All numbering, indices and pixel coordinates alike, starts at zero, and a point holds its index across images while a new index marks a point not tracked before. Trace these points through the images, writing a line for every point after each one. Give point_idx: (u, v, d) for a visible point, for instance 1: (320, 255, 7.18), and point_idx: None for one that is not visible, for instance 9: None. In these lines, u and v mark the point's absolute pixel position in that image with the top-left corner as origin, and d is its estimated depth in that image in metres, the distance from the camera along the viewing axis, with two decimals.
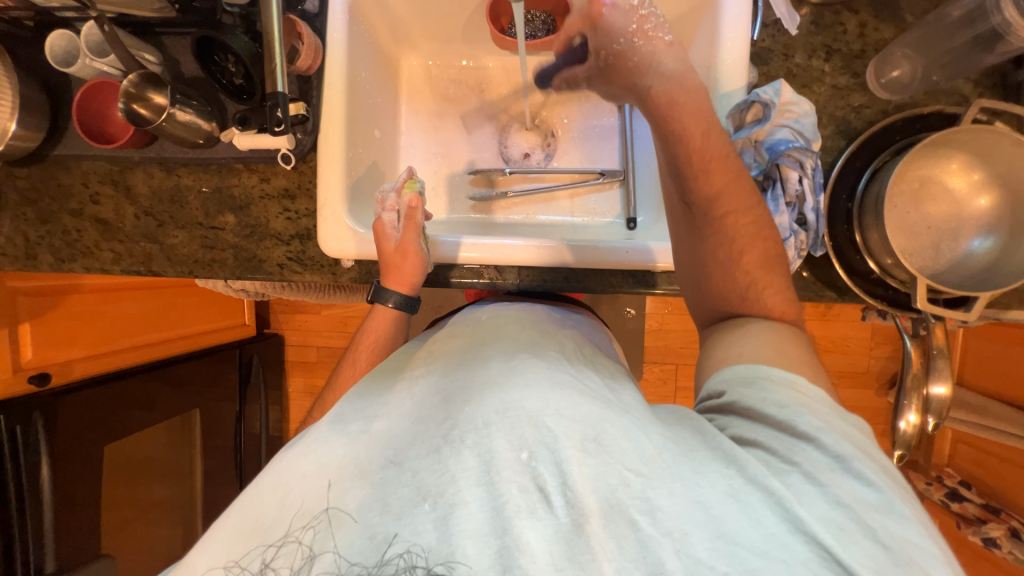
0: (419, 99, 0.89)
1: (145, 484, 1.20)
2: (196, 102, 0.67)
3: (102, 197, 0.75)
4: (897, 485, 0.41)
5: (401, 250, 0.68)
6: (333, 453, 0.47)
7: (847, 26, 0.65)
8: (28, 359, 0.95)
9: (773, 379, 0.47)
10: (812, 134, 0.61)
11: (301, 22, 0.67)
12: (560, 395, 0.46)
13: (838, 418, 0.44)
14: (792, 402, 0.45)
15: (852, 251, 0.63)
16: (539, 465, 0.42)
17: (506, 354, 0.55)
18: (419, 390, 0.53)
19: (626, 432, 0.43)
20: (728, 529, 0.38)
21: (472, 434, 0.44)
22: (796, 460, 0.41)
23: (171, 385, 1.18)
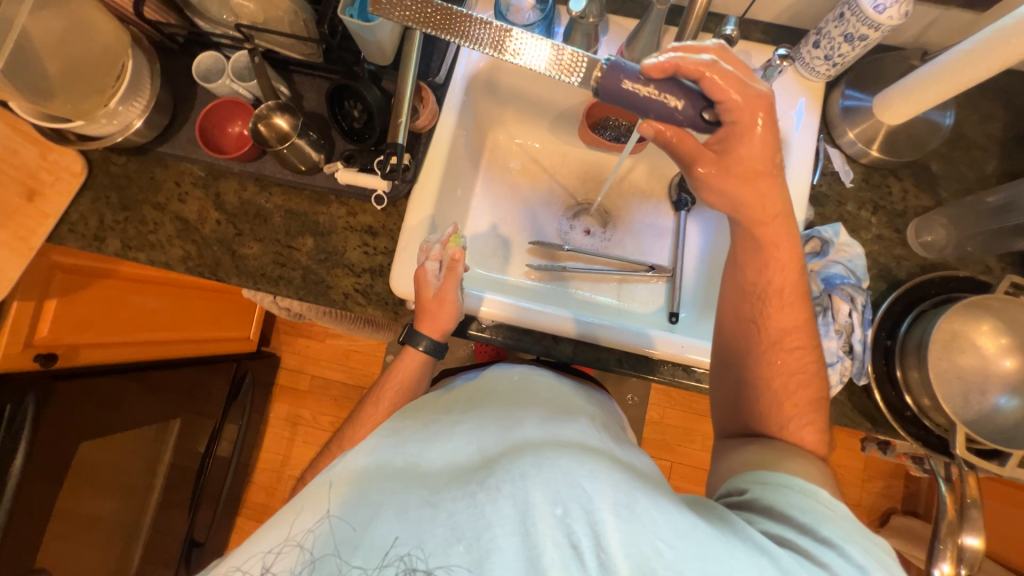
0: (497, 168, 0.97)
1: (105, 498, 1.07)
2: (313, 134, 0.73)
3: (190, 197, 0.78)
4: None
5: (439, 298, 0.68)
6: (370, 479, 0.48)
7: (892, 189, 0.75)
8: (41, 336, 0.91)
9: (793, 486, 0.46)
10: (862, 274, 0.69)
11: (427, 89, 0.75)
12: (595, 462, 0.47)
13: (863, 536, 0.42)
14: (814, 509, 0.43)
15: (888, 386, 0.68)
16: (573, 521, 0.41)
17: (538, 415, 0.57)
18: (455, 435, 0.54)
19: (659, 505, 0.43)
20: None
21: (508, 484, 0.45)
22: (825, 565, 0.39)
23: (146, 388, 1.11)
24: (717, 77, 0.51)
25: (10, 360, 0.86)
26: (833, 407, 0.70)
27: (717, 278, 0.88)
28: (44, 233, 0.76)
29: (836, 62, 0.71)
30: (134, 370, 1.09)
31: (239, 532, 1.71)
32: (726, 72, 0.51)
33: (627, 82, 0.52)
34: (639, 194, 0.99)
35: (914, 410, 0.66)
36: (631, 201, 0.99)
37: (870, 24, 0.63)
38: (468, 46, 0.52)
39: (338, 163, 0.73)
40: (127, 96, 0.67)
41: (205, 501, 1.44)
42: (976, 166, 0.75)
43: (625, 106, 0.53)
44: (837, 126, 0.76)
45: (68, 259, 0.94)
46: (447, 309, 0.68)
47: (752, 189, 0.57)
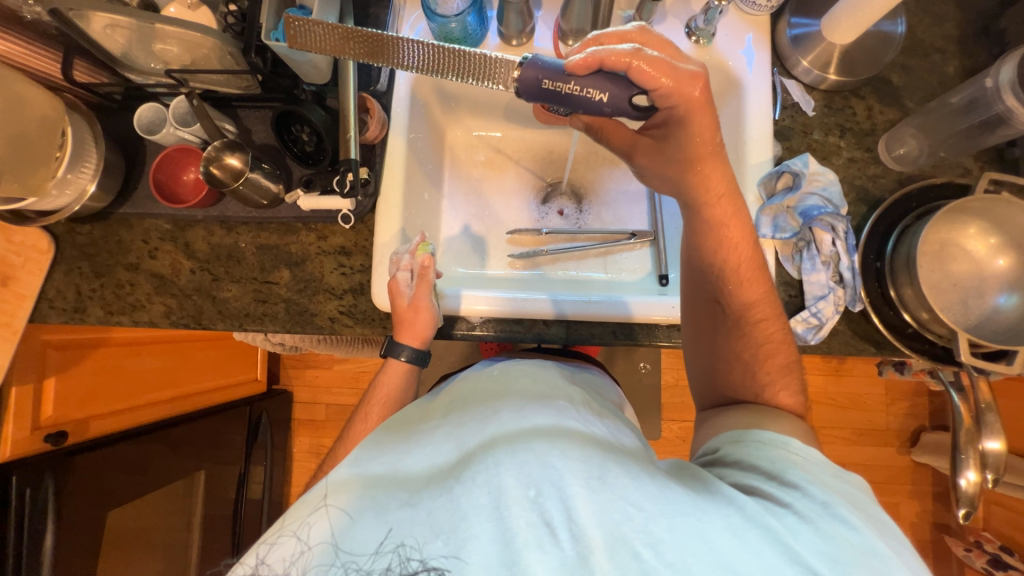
0: (460, 165, 0.97)
1: (143, 561, 1.08)
2: (267, 166, 0.72)
3: (160, 252, 0.78)
4: (894, 545, 0.40)
5: (413, 305, 0.68)
6: (349, 488, 0.47)
7: (856, 109, 0.74)
8: (46, 417, 0.92)
9: (767, 440, 0.49)
10: (839, 201, 0.68)
11: (371, 98, 0.74)
12: (568, 438, 0.46)
13: (831, 477, 0.44)
14: (783, 461, 0.46)
15: (885, 307, 0.67)
16: (546, 501, 0.41)
17: (517, 401, 0.53)
18: (432, 436, 0.53)
19: (630, 475, 0.43)
20: (731, 565, 0.37)
21: (482, 474, 0.43)
22: (789, 502, 0.42)
23: (167, 447, 1.12)
24: (643, 64, 0.50)
25: (22, 446, 0.86)
26: (834, 338, 0.69)
27: None
28: (24, 315, 0.76)
29: None
30: (157, 429, 1.11)
31: None
32: (653, 59, 0.50)
33: (548, 80, 0.51)
34: (608, 163, 0.98)
35: (915, 326, 0.65)
36: (600, 173, 0.98)
37: None
38: (404, 66, 0.54)
39: (299, 191, 0.73)
40: (73, 159, 0.67)
41: (246, 545, 1.46)
42: (937, 69, 0.74)
43: (550, 102, 0.53)
44: (790, 56, 0.74)
45: (58, 336, 0.94)
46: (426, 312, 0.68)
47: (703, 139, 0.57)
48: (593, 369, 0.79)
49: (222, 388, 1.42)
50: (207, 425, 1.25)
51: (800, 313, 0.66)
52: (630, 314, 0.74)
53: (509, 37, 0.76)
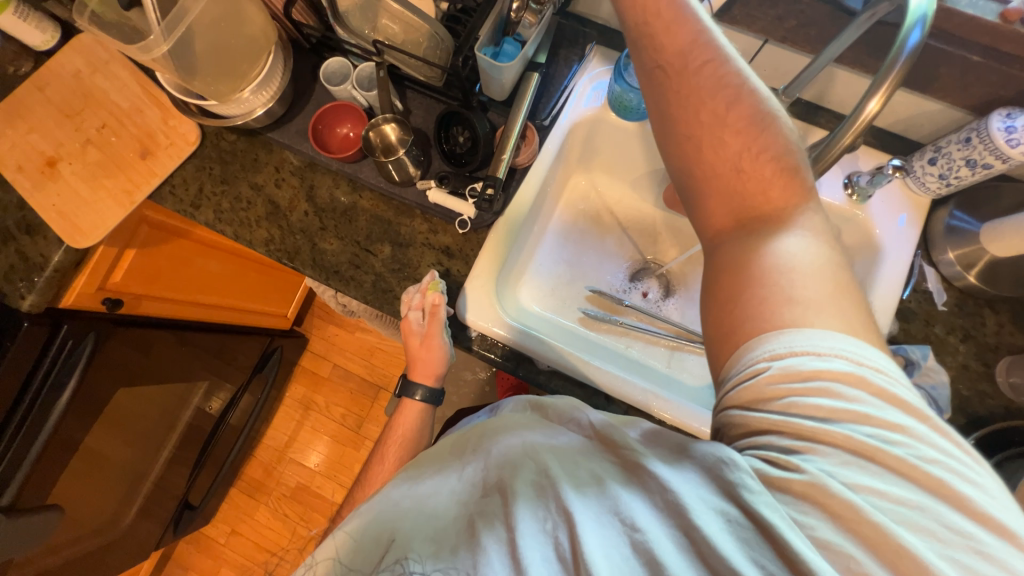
0: (571, 209, 0.98)
1: (124, 444, 1.08)
2: (416, 150, 0.75)
3: (286, 184, 0.81)
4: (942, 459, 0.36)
5: (425, 344, 0.72)
6: (379, 512, 0.50)
7: (986, 320, 0.72)
8: (113, 281, 0.95)
9: (814, 343, 0.39)
10: (944, 405, 0.64)
11: (531, 129, 0.78)
12: (588, 468, 0.44)
13: (849, 397, 0.38)
14: (796, 391, 0.38)
15: None
16: (559, 535, 0.40)
17: (539, 423, 0.51)
18: (456, 461, 0.53)
19: (639, 503, 0.40)
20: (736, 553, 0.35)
21: (500, 503, 0.45)
22: (801, 468, 0.36)
23: (180, 339, 1.12)
24: None
25: (82, 298, 0.89)
26: None
27: None
28: (147, 191, 0.82)
29: (950, 182, 0.69)
30: (184, 330, 1.14)
31: (228, 503, 1.70)
32: None
33: None
34: None
35: None
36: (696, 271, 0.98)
37: (999, 155, 0.62)
38: None
39: (432, 182, 0.76)
40: (264, 80, 0.72)
41: (208, 465, 1.45)
42: None
43: None
44: (938, 244, 0.74)
45: (155, 215, 0.98)
46: (434, 344, 0.72)
47: (725, 150, 0.49)
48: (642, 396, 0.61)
49: (256, 313, 1.45)
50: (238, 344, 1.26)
51: None
52: (690, 423, 0.71)
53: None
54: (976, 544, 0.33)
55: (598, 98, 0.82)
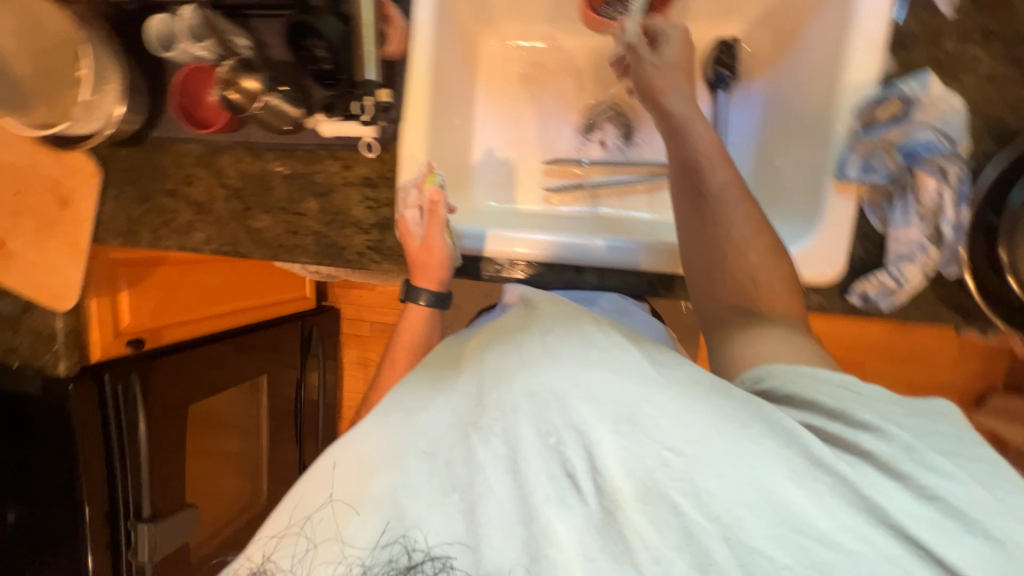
0: (494, 82, 0.86)
1: (219, 436, 1.25)
2: (285, 88, 0.67)
3: (195, 179, 0.78)
4: (992, 479, 0.35)
5: (425, 246, 0.68)
6: (366, 438, 0.45)
7: (1016, 5, 0.55)
8: (126, 325, 1.02)
9: (818, 374, 0.42)
10: (959, 137, 0.53)
11: (389, 4, 0.66)
12: (593, 372, 0.39)
13: (894, 410, 0.38)
14: (846, 391, 0.40)
15: (990, 271, 0.55)
16: (567, 450, 0.38)
17: (544, 325, 0.44)
18: (448, 376, 0.46)
19: (659, 407, 0.36)
20: (793, 507, 0.34)
21: (499, 419, 0.40)
22: (861, 448, 0.36)
23: (236, 349, 1.23)
24: None
25: (106, 349, 0.97)
26: (914, 303, 0.59)
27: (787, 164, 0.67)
28: (88, 237, 0.82)
29: None
30: (218, 339, 1.20)
31: None
32: None
33: None
34: None
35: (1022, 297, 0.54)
36: None
37: None
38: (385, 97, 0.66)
39: (320, 115, 0.69)
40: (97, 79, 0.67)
41: None
42: None
43: None
44: None
45: (124, 254, 1.00)
46: (437, 241, 0.68)
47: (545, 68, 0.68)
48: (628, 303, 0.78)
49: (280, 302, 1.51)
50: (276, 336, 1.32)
51: (877, 275, 0.58)
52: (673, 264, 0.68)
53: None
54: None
55: None
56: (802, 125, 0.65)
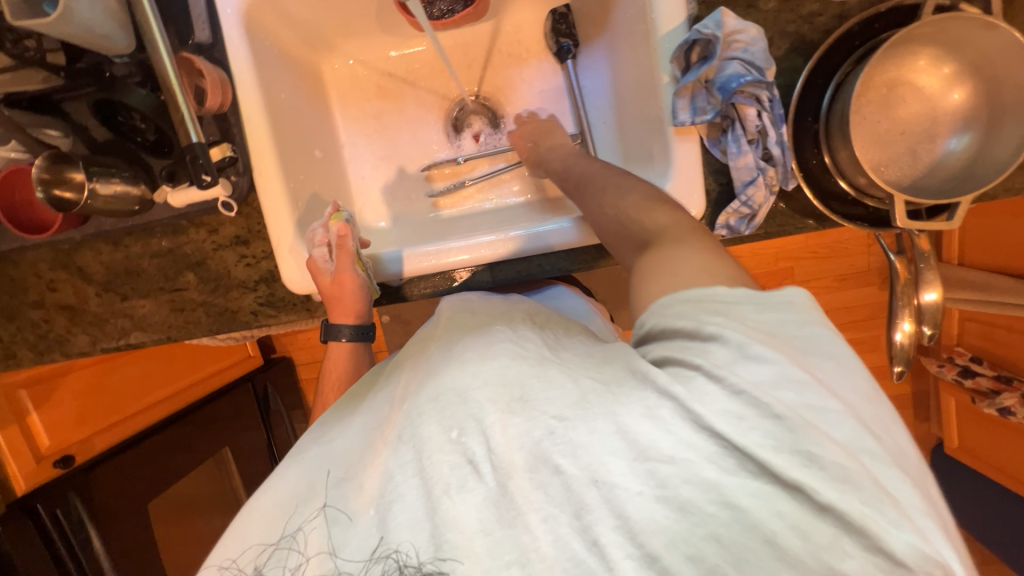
0: (349, 103, 0.82)
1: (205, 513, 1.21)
2: (117, 169, 0.63)
3: (58, 282, 0.73)
4: (802, 353, 0.35)
5: (337, 280, 0.65)
6: (291, 476, 0.43)
7: None
8: (46, 448, 0.97)
9: (687, 296, 0.38)
10: (764, 62, 0.57)
11: (196, 57, 0.63)
12: (490, 363, 0.39)
13: (755, 312, 0.36)
14: (702, 304, 0.37)
15: (823, 176, 0.60)
16: (469, 439, 0.36)
17: (452, 336, 0.46)
18: (370, 400, 0.47)
19: (552, 382, 0.37)
20: (637, 443, 0.33)
21: (406, 426, 0.39)
22: (698, 363, 0.34)
23: (201, 426, 1.18)
24: None
25: (33, 478, 0.93)
26: (772, 221, 0.63)
27: (637, 117, 0.70)
28: None
29: None
30: (165, 425, 1.12)
31: None
32: None
33: None
34: (516, 61, 0.81)
35: (854, 195, 0.59)
36: (510, 74, 0.82)
37: None
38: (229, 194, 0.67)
39: (164, 187, 0.66)
40: None
41: None
42: None
43: None
44: None
45: (14, 377, 0.94)
46: (343, 272, 0.65)
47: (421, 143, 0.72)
48: (558, 286, 0.76)
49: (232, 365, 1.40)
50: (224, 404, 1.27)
51: (730, 205, 0.61)
52: (568, 245, 0.65)
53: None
54: (844, 447, 0.31)
55: None
56: (636, 81, 0.68)
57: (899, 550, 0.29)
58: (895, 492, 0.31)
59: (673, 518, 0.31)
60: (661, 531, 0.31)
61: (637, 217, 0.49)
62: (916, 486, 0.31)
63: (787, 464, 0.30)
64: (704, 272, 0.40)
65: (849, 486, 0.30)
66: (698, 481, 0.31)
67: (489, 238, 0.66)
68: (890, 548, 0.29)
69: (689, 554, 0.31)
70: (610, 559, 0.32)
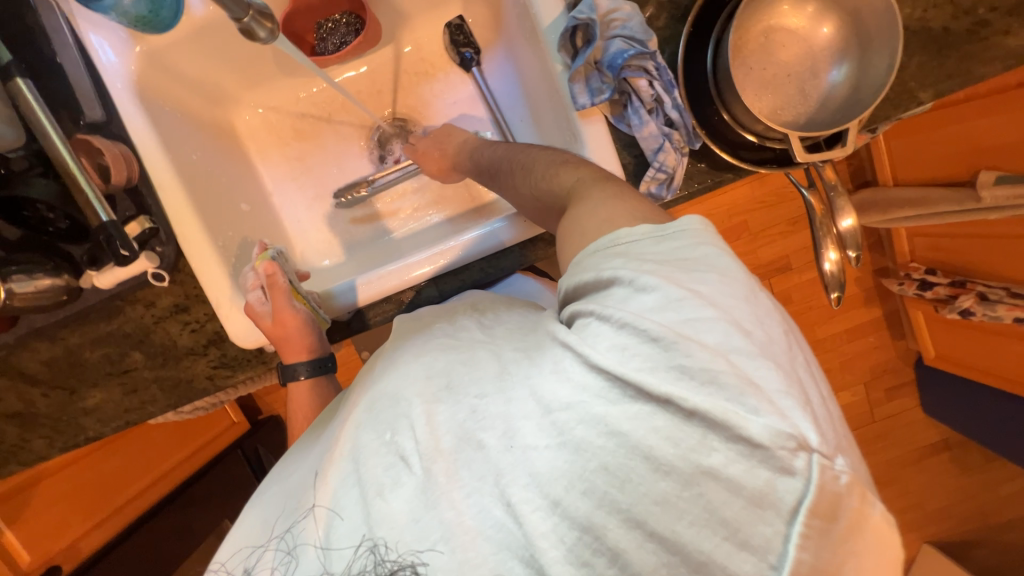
0: (270, 150, 0.82)
1: None
2: (35, 263, 0.61)
3: (1, 391, 0.70)
4: (686, 273, 0.36)
5: (278, 321, 0.64)
6: (258, 517, 0.44)
7: None
8: (28, 563, 0.94)
9: (596, 248, 0.41)
10: (644, 34, 0.59)
11: (93, 136, 0.61)
12: (421, 362, 0.41)
13: (649, 247, 0.39)
14: (604, 254, 0.40)
15: (726, 130, 0.62)
16: (399, 436, 0.37)
17: (394, 343, 0.48)
18: (328, 428, 0.46)
19: (476, 364, 0.39)
20: (545, 402, 0.33)
21: (347, 438, 0.40)
22: (593, 308, 0.36)
23: (193, 506, 1.14)
24: None
25: None
26: (691, 180, 0.66)
27: (547, 107, 0.72)
28: None
29: None
30: (155, 514, 1.10)
31: None
32: None
33: None
34: (425, 78, 0.82)
35: (757, 142, 0.61)
36: (421, 92, 0.83)
37: None
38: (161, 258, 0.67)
39: (89, 272, 0.65)
40: None
41: None
42: None
43: None
44: None
45: None
46: (285, 312, 0.64)
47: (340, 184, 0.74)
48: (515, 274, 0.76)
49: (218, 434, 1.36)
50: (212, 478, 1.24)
51: (647, 174, 0.63)
52: (510, 240, 0.66)
53: (253, 29, 0.53)
54: (716, 349, 0.31)
55: (116, 40, 0.64)
56: (537, 73, 0.70)
57: (758, 435, 0.28)
58: (760, 380, 0.30)
59: (569, 461, 0.32)
60: (560, 476, 0.32)
61: (556, 190, 0.52)
62: (785, 372, 0.31)
63: (667, 379, 0.31)
64: (609, 222, 0.42)
65: (715, 386, 0.30)
66: (590, 418, 0.32)
67: (429, 251, 0.66)
68: (751, 436, 0.29)
69: (584, 491, 0.31)
70: (521, 517, 0.32)
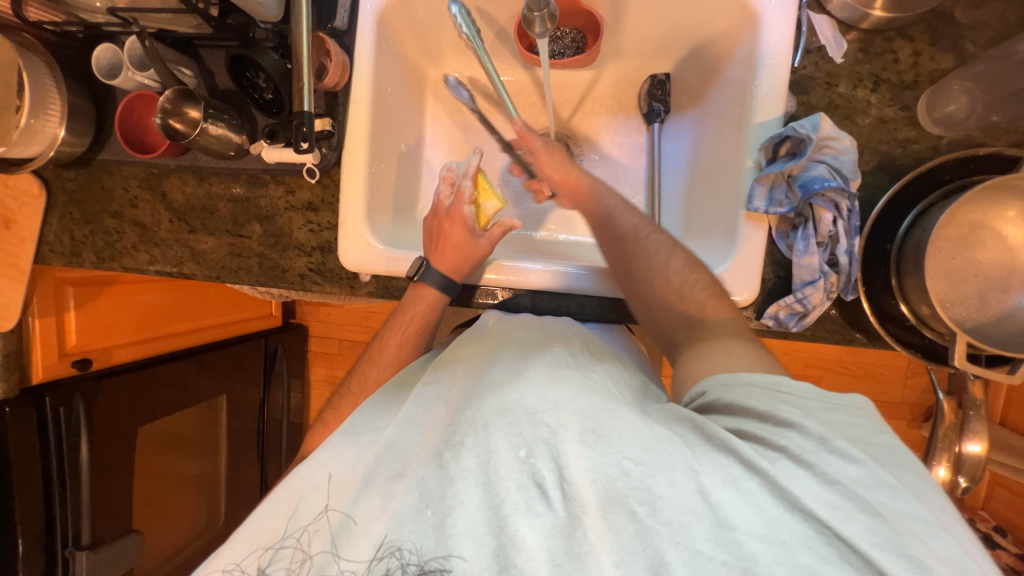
0: (444, 108, 0.86)
1: (176, 458, 1.17)
2: (228, 115, 0.69)
3: (140, 201, 0.78)
4: (884, 459, 0.36)
5: (474, 243, 0.68)
6: (346, 457, 0.45)
7: (899, 54, 0.63)
8: (71, 346, 1.00)
9: (754, 378, 0.43)
10: (851, 172, 0.58)
11: (329, 39, 0.69)
12: (560, 388, 0.40)
13: (823, 409, 0.39)
14: (774, 397, 0.41)
15: (886, 295, 0.59)
16: (538, 460, 0.36)
17: (513, 352, 0.49)
18: (416, 397, 0.48)
19: (626, 421, 0.37)
20: (725, 517, 0.33)
21: (471, 436, 0.39)
22: (782, 445, 0.36)
23: (202, 366, 1.19)
24: None
25: (50, 369, 0.96)
26: (821, 325, 0.63)
27: (710, 193, 0.71)
28: (30, 257, 0.81)
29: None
30: (180, 356, 1.17)
31: None
32: None
33: None
34: (607, 111, 0.83)
35: (914, 321, 0.58)
36: (598, 121, 0.84)
37: None
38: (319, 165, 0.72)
39: (262, 141, 0.70)
40: (38, 103, 0.69)
41: None
42: (995, 12, 0.61)
43: None
44: None
45: (70, 274, 1.00)
46: (480, 240, 0.67)
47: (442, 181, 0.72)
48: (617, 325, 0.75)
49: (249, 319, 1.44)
50: (234, 351, 1.30)
51: (784, 298, 0.61)
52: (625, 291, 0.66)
53: (532, 21, 0.59)
54: (951, 562, 0.31)
55: None
56: (718, 160, 0.70)
57: None
58: None
59: None
60: None
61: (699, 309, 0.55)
62: None
63: (879, 553, 0.31)
64: (761, 361, 0.46)
65: None
66: (795, 564, 0.31)
67: (540, 267, 0.68)
68: None
69: None
70: None
